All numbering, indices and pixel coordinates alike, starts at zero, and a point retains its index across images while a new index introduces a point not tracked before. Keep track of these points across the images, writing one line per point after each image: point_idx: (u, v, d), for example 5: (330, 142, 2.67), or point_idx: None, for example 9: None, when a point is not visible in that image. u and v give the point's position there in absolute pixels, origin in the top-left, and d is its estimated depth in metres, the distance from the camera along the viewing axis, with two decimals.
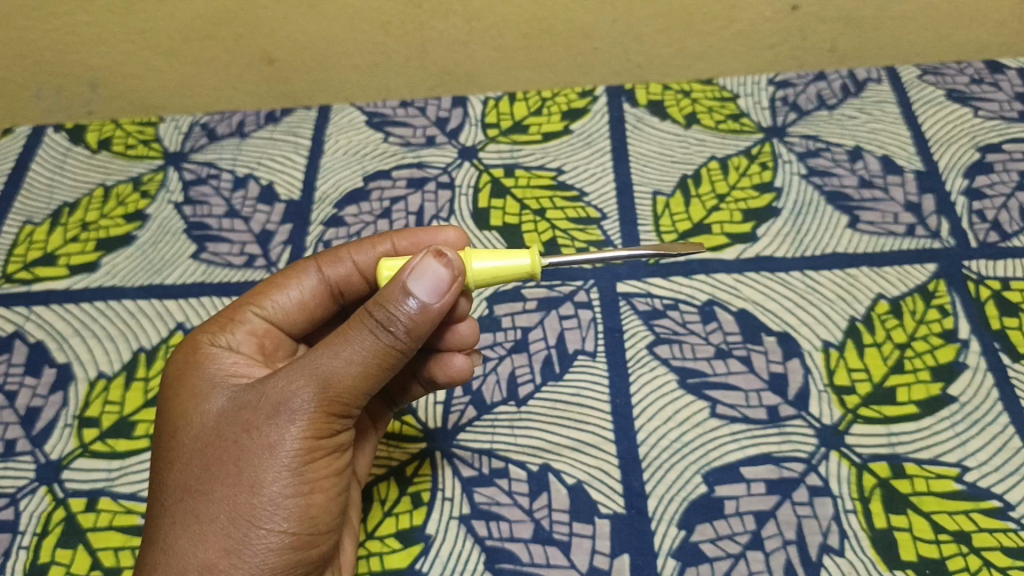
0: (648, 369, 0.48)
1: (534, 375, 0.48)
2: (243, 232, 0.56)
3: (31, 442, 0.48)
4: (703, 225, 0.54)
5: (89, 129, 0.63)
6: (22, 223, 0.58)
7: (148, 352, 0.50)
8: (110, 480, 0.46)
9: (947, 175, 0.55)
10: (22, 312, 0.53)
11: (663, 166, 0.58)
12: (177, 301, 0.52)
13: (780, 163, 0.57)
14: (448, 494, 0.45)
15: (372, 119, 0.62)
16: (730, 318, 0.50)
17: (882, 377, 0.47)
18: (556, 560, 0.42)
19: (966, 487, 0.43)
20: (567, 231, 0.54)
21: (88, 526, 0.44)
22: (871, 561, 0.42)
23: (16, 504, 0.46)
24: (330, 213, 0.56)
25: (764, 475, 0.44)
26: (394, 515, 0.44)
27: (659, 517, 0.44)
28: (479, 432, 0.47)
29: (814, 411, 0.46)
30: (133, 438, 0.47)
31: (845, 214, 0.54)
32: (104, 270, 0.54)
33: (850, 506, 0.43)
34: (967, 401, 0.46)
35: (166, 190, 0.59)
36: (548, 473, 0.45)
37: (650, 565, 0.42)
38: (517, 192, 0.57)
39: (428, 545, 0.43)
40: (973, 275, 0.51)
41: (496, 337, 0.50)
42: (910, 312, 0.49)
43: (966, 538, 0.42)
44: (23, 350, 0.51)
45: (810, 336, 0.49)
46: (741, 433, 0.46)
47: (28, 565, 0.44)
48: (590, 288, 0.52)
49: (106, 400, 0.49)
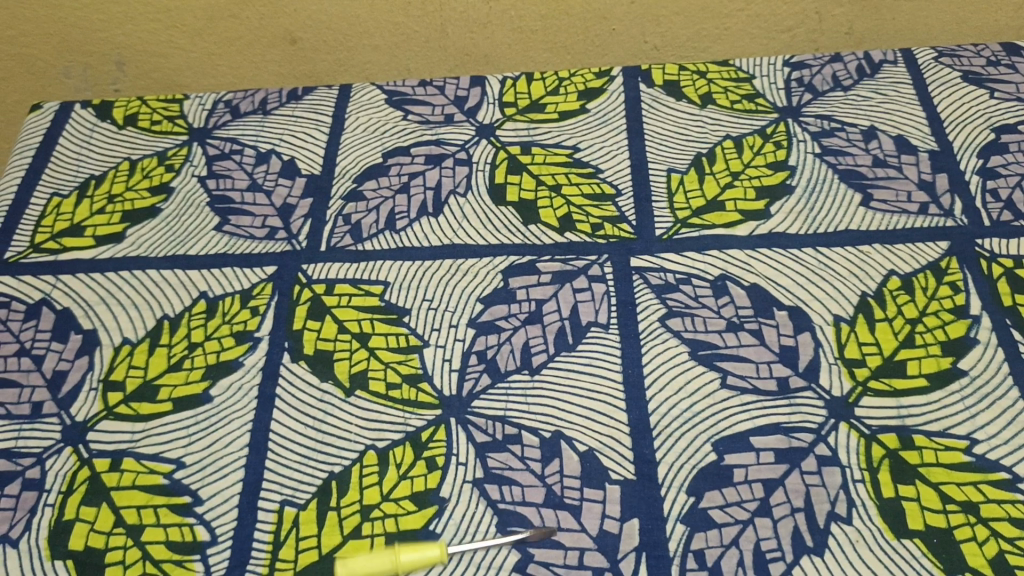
0: (660, 341, 0.49)
1: (547, 346, 0.49)
2: (264, 206, 0.57)
3: (58, 404, 0.49)
4: (716, 202, 0.55)
5: (115, 105, 0.64)
6: (50, 195, 0.58)
7: (172, 319, 0.52)
8: (133, 442, 0.47)
9: (961, 155, 0.56)
10: (49, 279, 0.54)
11: (678, 144, 0.58)
12: (200, 272, 0.54)
13: (795, 142, 0.57)
14: (463, 459, 0.46)
15: (393, 98, 0.62)
16: (742, 292, 0.50)
17: (892, 351, 0.48)
18: (567, 524, 0.43)
19: (974, 459, 0.44)
20: (582, 207, 0.55)
21: (112, 485, 0.46)
22: (878, 529, 0.42)
23: (42, 463, 0.47)
24: (350, 187, 0.57)
25: (774, 444, 0.45)
26: (409, 478, 0.45)
27: (669, 484, 0.44)
28: (492, 399, 0.48)
29: (825, 383, 0.47)
30: (155, 402, 0.48)
31: (858, 192, 0.54)
32: (130, 240, 0.55)
33: (858, 476, 0.44)
34: (977, 375, 0.47)
35: (190, 164, 0.59)
36: (561, 440, 0.46)
37: (659, 530, 0.43)
38: (532, 169, 0.57)
39: (442, 508, 0.44)
40: (986, 254, 0.51)
41: (510, 309, 0.51)
42: (921, 289, 0.50)
43: (974, 508, 0.43)
44: (50, 316, 0.52)
45: (822, 311, 0.49)
46: (750, 403, 0.46)
47: (53, 522, 0.45)
48: (604, 262, 0.52)
49: (130, 364, 0.50)
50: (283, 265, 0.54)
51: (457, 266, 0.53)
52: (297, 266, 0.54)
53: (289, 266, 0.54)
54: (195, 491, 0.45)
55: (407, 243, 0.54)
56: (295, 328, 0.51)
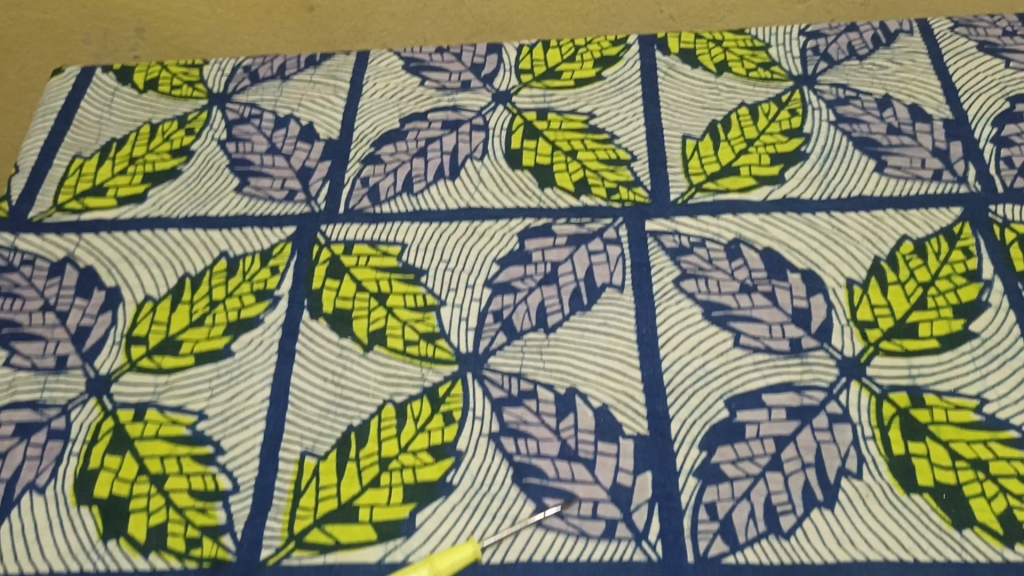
0: (674, 302, 0.50)
1: (563, 306, 0.50)
2: (284, 168, 0.57)
3: (82, 357, 0.50)
4: (731, 168, 0.55)
5: (136, 70, 0.64)
6: (72, 157, 0.59)
7: (194, 277, 0.53)
8: (156, 395, 0.48)
9: (976, 123, 0.56)
10: (73, 238, 0.55)
11: (693, 111, 0.58)
12: (220, 232, 0.54)
13: (810, 110, 0.57)
14: (479, 414, 0.46)
15: (410, 65, 0.63)
16: (756, 255, 0.51)
17: (904, 313, 0.48)
18: (581, 476, 0.44)
19: (985, 418, 0.44)
20: (598, 172, 0.55)
21: (136, 436, 0.47)
22: (888, 485, 0.43)
23: (67, 414, 0.48)
24: (368, 151, 0.58)
25: (786, 402, 0.46)
26: (426, 431, 0.46)
27: (681, 439, 0.45)
28: (508, 356, 0.48)
29: (837, 343, 0.47)
30: (177, 356, 0.49)
31: (873, 159, 0.55)
32: (151, 201, 0.56)
33: (868, 433, 0.44)
34: (988, 337, 0.47)
35: (211, 128, 0.60)
36: (575, 396, 0.47)
37: (671, 483, 0.43)
38: (549, 134, 0.58)
39: (458, 460, 0.45)
40: (999, 220, 0.52)
41: (526, 270, 0.51)
42: (934, 253, 0.50)
43: (983, 466, 0.43)
44: (74, 274, 0.53)
45: (835, 274, 0.50)
46: (763, 363, 0.47)
47: (78, 471, 0.46)
48: (619, 225, 0.53)
49: (152, 320, 0.51)
50: (302, 226, 0.54)
51: (474, 228, 0.53)
52: (316, 227, 0.54)
53: (308, 227, 0.54)
54: (217, 442, 0.46)
55: (424, 205, 0.55)
56: (314, 286, 0.52)
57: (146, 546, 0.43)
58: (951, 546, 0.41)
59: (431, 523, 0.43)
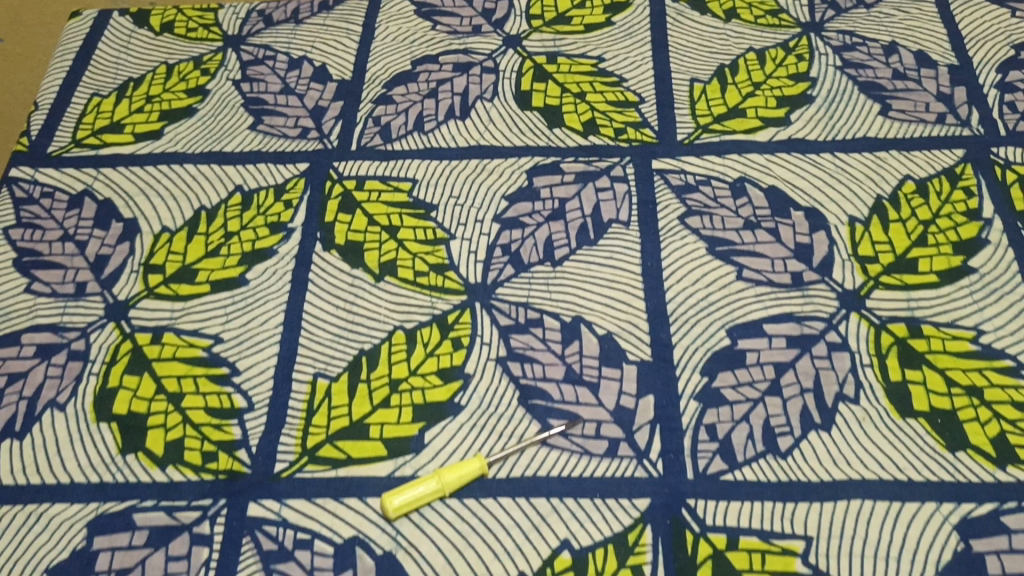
0: (678, 237, 0.51)
1: (570, 240, 0.51)
2: (297, 107, 0.58)
3: (101, 284, 0.51)
4: (737, 110, 0.56)
5: (152, 13, 0.65)
6: (90, 95, 0.60)
7: (209, 209, 0.54)
8: (173, 319, 0.49)
9: (981, 70, 0.57)
10: (91, 172, 0.56)
11: (700, 56, 0.59)
12: (235, 167, 0.56)
13: (816, 56, 0.58)
14: (486, 340, 0.48)
15: (422, 10, 0.63)
16: (760, 193, 0.52)
17: (904, 250, 0.49)
18: (585, 398, 0.45)
19: (981, 348, 0.46)
20: (606, 113, 0.56)
21: (153, 357, 0.48)
22: (884, 410, 0.44)
23: (87, 337, 0.49)
24: (380, 92, 0.59)
25: (786, 331, 0.47)
26: (435, 355, 0.47)
27: (683, 365, 0.46)
28: (516, 286, 0.49)
29: (837, 277, 0.48)
30: (193, 283, 0.51)
31: (877, 102, 0.55)
32: (168, 137, 0.57)
33: (867, 361, 0.46)
34: (986, 272, 0.48)
35: (226, 69, 0.61)
36: (581, 324, 0.48)
37: (673, 406, 0.45)
38: (558, 77, 0.58)
39: (466, 383, 0.46)
40: (1001, 161, 0.52)
41: (534, 206, 0.52)
42: (936, 192, 0.51)
43: (978, 392, 0.44)
44: (92, 206, 0.55)
45: (837, 212, 0.51)
46: (764, 295, 0.48)
47: (97, 389, 0.47)
48: (626, 164, 0.54)
49: (169, 250, 0.52)
50: (315, 162, 0.56)
51: (483, 165, 0.54)
52: (328, 163, 0.55)
53: (321, 163, 0.55)
54: (232, 363, 0.48)
55: (435, 143, 0.56)
56: (326, 219, 0.53)
57: (164, 460, 0.45)
58: (944, 467, 0.42)
59: (439, 440, 0.45)
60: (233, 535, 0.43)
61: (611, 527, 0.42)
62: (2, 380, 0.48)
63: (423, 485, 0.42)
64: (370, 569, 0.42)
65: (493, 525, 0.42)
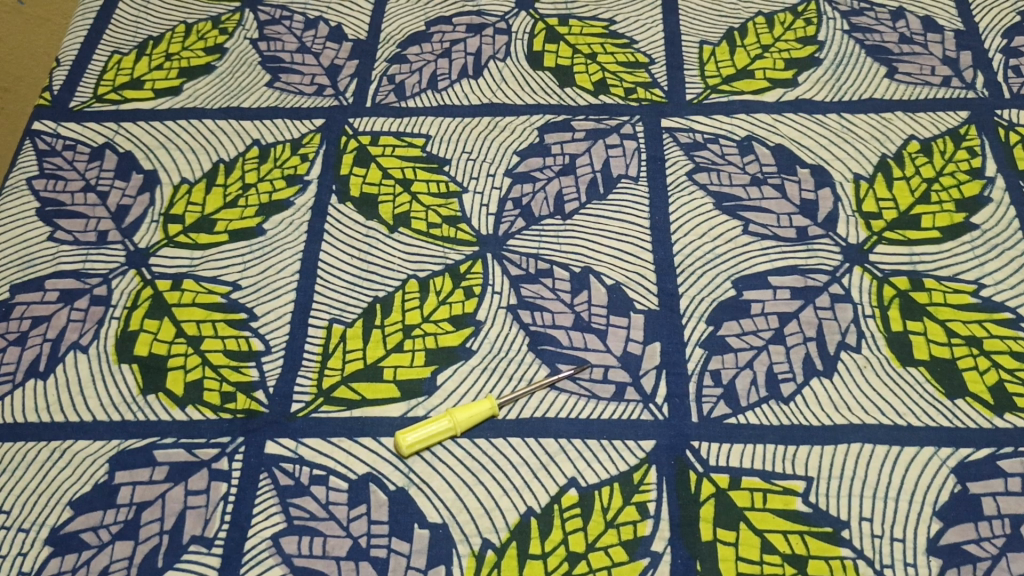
0: (687, 193, 0.52)
1: (579, 195, 0.52)
2: (313, 66, 0.59)
3: (122, 233, 0.52)
4: (746, 71, 0.57)
5: None
6: (111, 53, 0.61)
7: (227, 162, 0.55)
8: (193, 267, 0.51)
9: (987, 35, 0.57)
10: (112, 127, 0.57)
11: (711, 19, 0.60)
12: (253, 122, 0.57)
13: (825, 20, 0.59)
14: (498, 288, 0.49)
15: None
16: (767, 151, 0.53)
17: (907, 207, 0.50)
18: (593, 345, 0.47)
19: (981, 301, 0.47)
20: (616, 74, 0.57)
21: (173, 302, 0.50)
22: (885, 358, 0.45)
23: (109, 283, 0.51)
24: (394, 52, 0.60)
25: (791, 283, 0.48)
26: (448, 303, 0.48)
27: (690, 314, 0.47)
28: (526, 239, 0.51)
29: (842, 232, 0.49)
30: (212, 233, 0.52)
31: (884, 66, 0.56)
32: (187, 94, 0.59)
33: (869, 312, 0.47)
34: (988, 229, 0.49)
35: (243, 28, 0.62)
36: (590, 275, 0.49)
37: (679, 353, 0.46)
38: (570, 39, 0.59)
39: (478, 329, 0.47)
40: (1004, 123, 0.53)
41: (545, 161, 0.54)
42: (940, 152, 0.52)
43: (978, 343, 0.45)
44: (113, 158, 0.56)
45: (842, 170, 0.52)
46: (770, 249, 0.49)
47: (119, 332, 0.49)
48: (636, 122, 0.55)
49: (188, 201, 0.54)
50: (331, 118, 0.57)
51: (495, 123, 0.55)
52: (344, 120, 0.57)
53: (337, 119, 0.57)
54: (250, 309, 0.49)
55: (448, 101, 0.57)
56: (341, 172, 0.54)
57: (184, 400, 0.46)
58: (943, 413, 0.44)
59: (451, 383, 0.46)
60: (251, 470, 0.44)
61: (617, 467, 0.43)
62: (26, 322, 0.49)
63: (436, 424, 0.44)
64: (383, 503, 0.43)
65: (503, 463, 0.44)
